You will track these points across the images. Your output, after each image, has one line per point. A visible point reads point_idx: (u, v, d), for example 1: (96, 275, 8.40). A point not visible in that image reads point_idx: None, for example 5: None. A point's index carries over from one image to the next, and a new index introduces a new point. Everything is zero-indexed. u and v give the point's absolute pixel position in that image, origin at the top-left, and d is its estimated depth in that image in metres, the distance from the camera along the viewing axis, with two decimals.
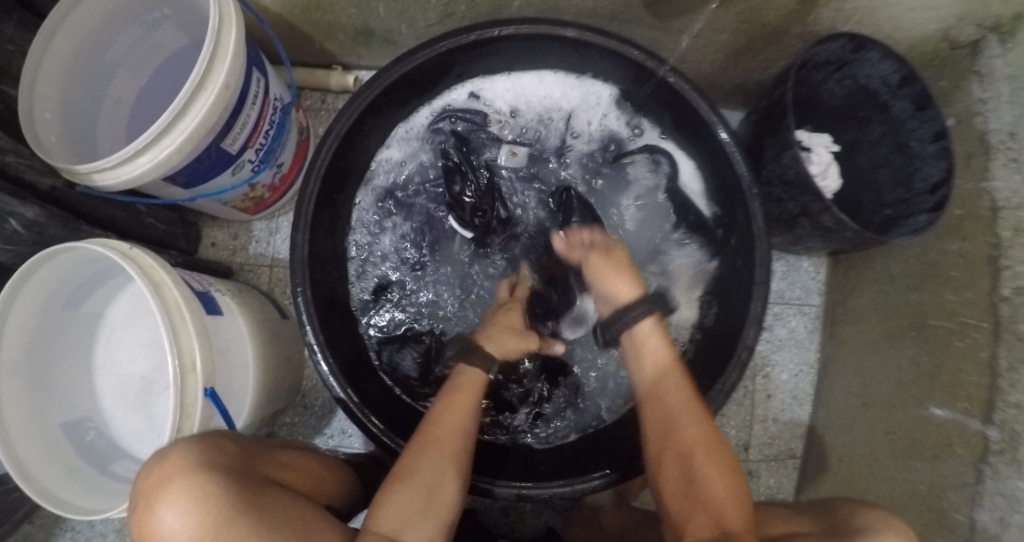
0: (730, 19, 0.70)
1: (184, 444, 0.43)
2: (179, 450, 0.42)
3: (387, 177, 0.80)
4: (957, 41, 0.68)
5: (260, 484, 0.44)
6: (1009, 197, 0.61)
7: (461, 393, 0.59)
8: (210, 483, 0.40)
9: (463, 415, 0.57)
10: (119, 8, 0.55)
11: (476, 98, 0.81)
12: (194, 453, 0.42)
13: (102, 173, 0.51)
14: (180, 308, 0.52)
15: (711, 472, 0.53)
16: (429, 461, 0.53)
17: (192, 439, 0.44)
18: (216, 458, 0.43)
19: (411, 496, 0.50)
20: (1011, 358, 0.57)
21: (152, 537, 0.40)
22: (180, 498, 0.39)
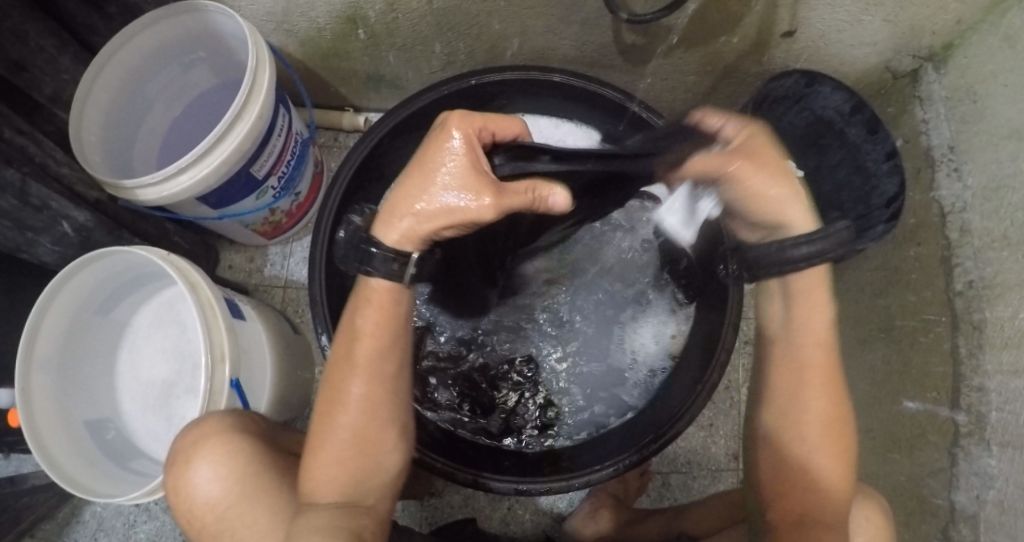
0: (696, 63, 0.79)
1: (219, 412, 0.53)
2: (215, 416, 0.52)
3: None
4: (900, 71, 0.77)
5: (277, 447, 0.54)
6: (954, 203, 0.67)
7: (361, 342, 0.50)
8: (236, 443, 0.50)
9: (367, 368, 0.50)
10: (162, 50, 0.65)
11: None
12: (225, 420, 0.51)
13: (146, 188, 0.58)
14: (212, 306, 0.56)
15: (831, 458, 0.54)
16: (342, 428, 0.49)
17: (228, 409, 0.54)
18: (245, 425, 0.52)
19: (338, 466, 0.49)
20: (970, 345, 0.61)
21: (190, 484, 0.50)
22: (211, 452, 0.49)
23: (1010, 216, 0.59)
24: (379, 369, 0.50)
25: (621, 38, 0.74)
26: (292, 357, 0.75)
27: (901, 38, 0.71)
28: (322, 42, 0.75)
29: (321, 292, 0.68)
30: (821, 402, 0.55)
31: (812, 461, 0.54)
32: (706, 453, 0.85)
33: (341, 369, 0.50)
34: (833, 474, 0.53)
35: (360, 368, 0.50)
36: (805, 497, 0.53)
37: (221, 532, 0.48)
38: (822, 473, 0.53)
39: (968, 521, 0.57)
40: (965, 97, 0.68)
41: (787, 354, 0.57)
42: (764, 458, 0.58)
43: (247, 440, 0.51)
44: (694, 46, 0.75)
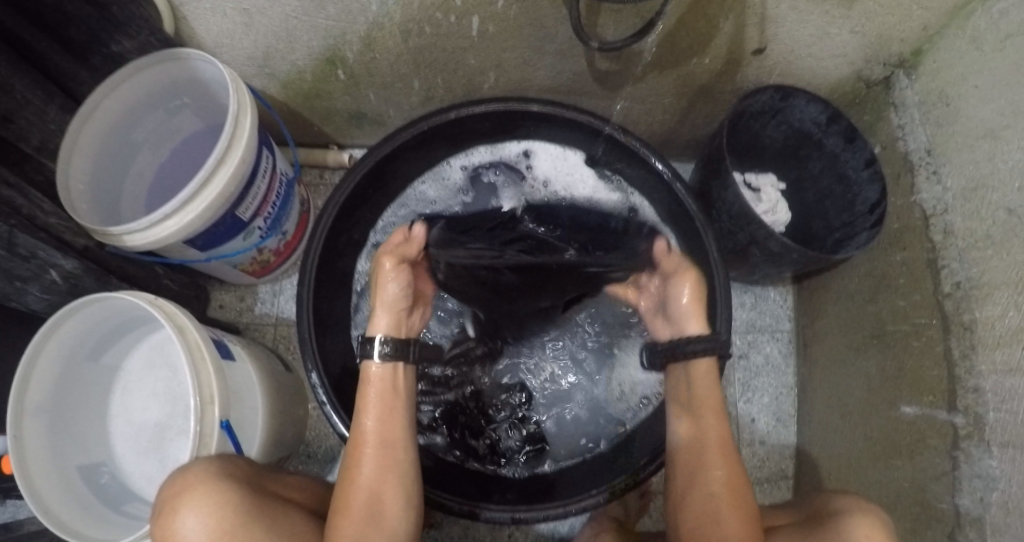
0: (670, 84, 0.81)
1: (206, 459, 0.50)
2: (199, 463, 0.50)
3: (417, 205, 0.89)
4: (872, 80, 0.78)
5: (269, 497, 0.51)
6: (935, 205, 0.67)
7: (379, 401, 0.58)
8: (225, 488, 0.48)
9: (389, 427, 0.58)
10: (147, 98, 0.67)
11: (528, 155, 0.90)
12: (211, 466, 0.49)
13: (132, 234, 0.59)
14: (201, 350, 0.56)
15: (729, 513, 0.58)
16: (364, 482, 0.55)
17: (211, 456, 0.51)
18: (229, 469, 0.50)
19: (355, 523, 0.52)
20: (962, 346, 0.61)
21: (172, 536, 0.47)
22: (198, 503, 0.47)
23: (990, 215, 0.59)
24: (388, 433, 0.57)
25: (595, 65, 0.76)
26: (283, 393, 0.75)
27: (869, 49, 0.72)
28: (304, 83, 0.77)
29: (308, 326, 0.68)
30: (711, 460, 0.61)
31: (716, 507, 0.59)
32: None
33: (356, 445, 0.57)
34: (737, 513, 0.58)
35: (373, 437, 0.57)
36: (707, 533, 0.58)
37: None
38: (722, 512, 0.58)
39: (975, 525, 0.56)
40: (938, 100, 0.69)
41: (693, 410, 0.65)
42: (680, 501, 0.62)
43: (235, 489, 0.48)
44: (667, 68, 0.76)
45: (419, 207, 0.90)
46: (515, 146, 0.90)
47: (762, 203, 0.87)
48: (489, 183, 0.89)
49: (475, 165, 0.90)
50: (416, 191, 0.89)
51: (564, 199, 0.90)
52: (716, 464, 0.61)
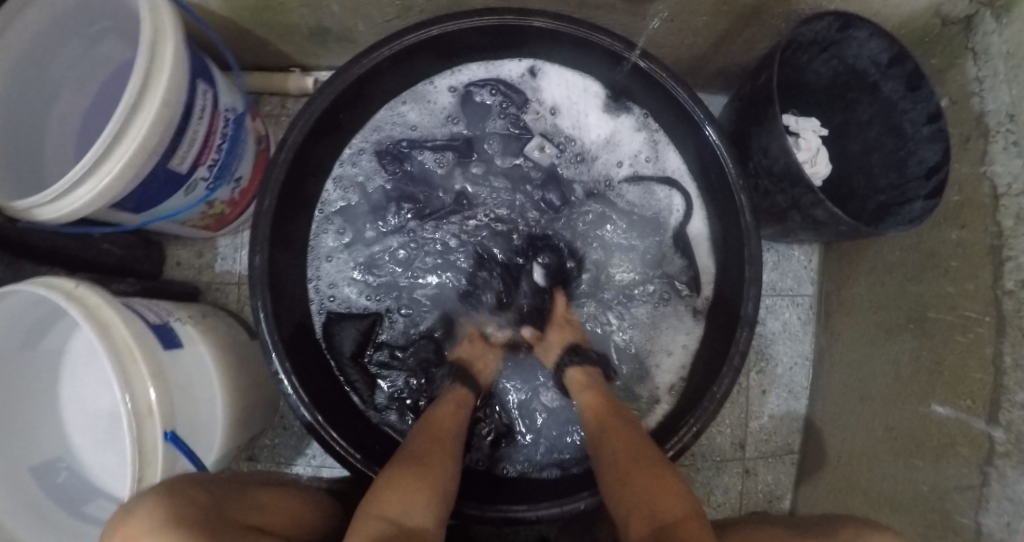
0: (706, 2, 0.64)
1: (148, 500, 0.39)
2: (144, 505, 0.39)
3: (395, 131, 0.75)
4: (951, 17, 0.62)
5: (235, 536, 0.40)
6: (1010, 182, 0.56)
7: (454, 402, 0.61)
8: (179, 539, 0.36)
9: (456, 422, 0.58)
10: (56, 24, 0.54)
11: (533, 76, 0.76)
12: (156, 511, 0.38)
13: (40, 208, 0.48)
14: (130, 348, 0.47)
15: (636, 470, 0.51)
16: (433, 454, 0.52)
17: (156, 488, 0.41)
18: (180, 514, 0.39)
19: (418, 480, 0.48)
20: (1016, 355, 0.53)
21: None
22: None
23: None
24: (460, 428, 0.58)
25: None
26: (252, 369, 0.67)
27: None
28: None
29: (268, 300, 0.58)
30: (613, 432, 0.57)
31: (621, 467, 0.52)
32: (711, 443, 0.81)
33: (425, 427, 0.56)
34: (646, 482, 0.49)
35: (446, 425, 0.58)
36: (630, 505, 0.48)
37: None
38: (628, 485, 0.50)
39: None
40: None
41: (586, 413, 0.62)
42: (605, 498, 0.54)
43: (192, 536, 0.37)
44: None
45: (396, 133, 0.76)
46: (519, 64, 0.75)
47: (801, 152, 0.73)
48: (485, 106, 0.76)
49: (465, 85, 0.75)
50: (395, 113, 0.75)
51: (571, 135, 0.77)
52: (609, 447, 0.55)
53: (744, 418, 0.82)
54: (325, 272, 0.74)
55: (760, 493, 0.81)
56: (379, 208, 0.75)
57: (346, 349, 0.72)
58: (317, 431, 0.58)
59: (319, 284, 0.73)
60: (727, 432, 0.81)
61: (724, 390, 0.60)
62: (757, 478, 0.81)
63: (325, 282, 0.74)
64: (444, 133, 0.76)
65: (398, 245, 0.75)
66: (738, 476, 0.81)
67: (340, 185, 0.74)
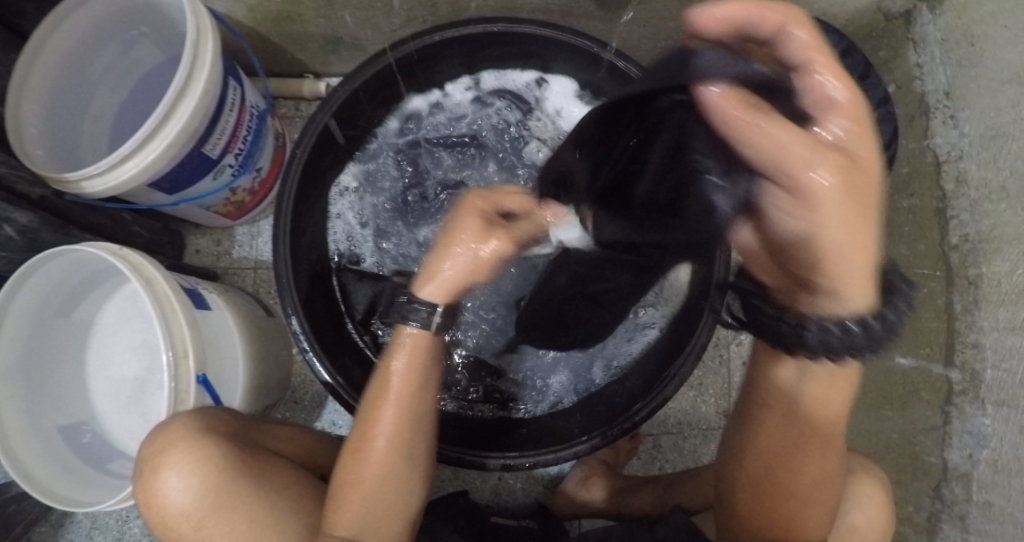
0: (674, 8, 0.73)
1: (185, 413, 0.48)
2: (180, 419, 0.47)
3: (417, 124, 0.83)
4: (891, 12, 0.71)
5: (255, 450, 0.49)
6: (949, 151, 0.63)
7: (410, 365, 0.48)
8: (207, 447, 0.45)
9: (413, 400, 0.49)
10: (99, 27, 0.61)
11: (541, 86, 0.82)
12: (192, 422, 0.46)
13: (90, 180, 0.54)
14: (170, 301, 0.52)
15: (817, 506, 0.52)
16: (389, 443, 0.49)
17: (193, 410, 0.48)
18: (214, 425, 0.47)
19: (373, 491, 0.48)
20: (965, 301, 0.59)
21: (156, 497, 0.45)
22: (179, 464, 0.45)
23: (1006, 167, 0.55)
24: (412, 411, 0.48)
25: None
26: (267, 341, 0.72)
27: None
28: (272, 6, 0.69)
29: (288, 268, 0.63)
30: (818, 463, 0.52)
31: (803, 505, 0.53)
32: (694, 412, 0.85)
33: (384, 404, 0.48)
34: (823, 492, 0.52)
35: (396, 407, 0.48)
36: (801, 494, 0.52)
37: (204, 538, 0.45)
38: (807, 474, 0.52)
39: (962, 479, 0.57)
40: (963, 39, 0.62)
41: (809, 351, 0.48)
42: (769, 427, 0.53)
43: (217, 446, 0.45)
44: None
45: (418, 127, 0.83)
46: (530, 74, 0.82)
47: None
48: (496, 114, 0.83)
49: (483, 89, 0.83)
50: (418, 109, 0.82)
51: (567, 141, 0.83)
52: (826, 449, 0.52)
53: (726, 388, 0.85)
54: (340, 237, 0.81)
55: None
56: (399, 187, 0.83)
57: (359, 305, 0.79)
58: (335, 391, 0.62)
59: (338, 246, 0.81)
60: (711, 402, 0.84)
61: (701, 346, 0.64)
62: None
63: (342, 245, 0.81)
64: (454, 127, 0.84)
65: (402, 227, 0.82)
66: None
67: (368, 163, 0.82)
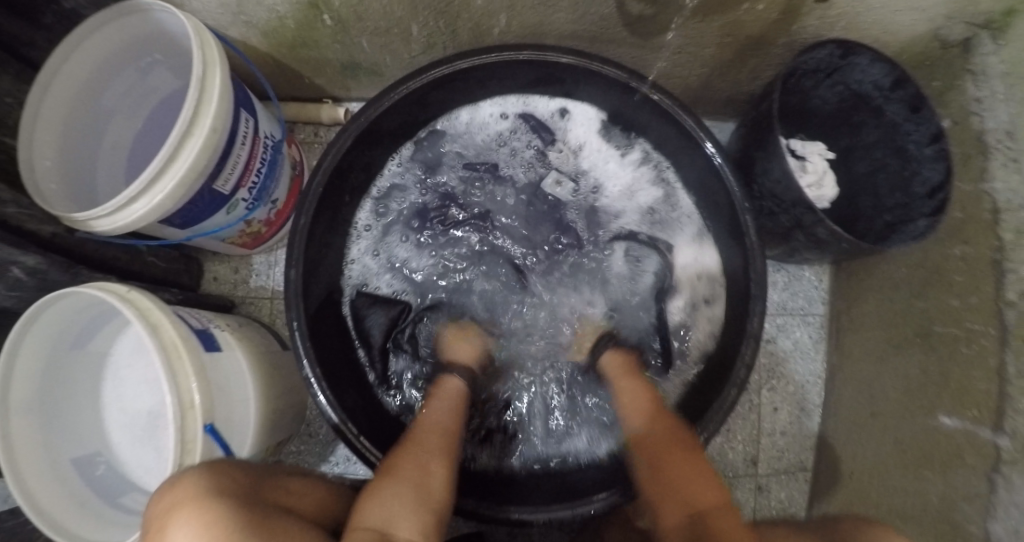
0: (710, 35, 0.68)
1: (196, 470, 0.45)
2: (191, 475, 0.45)
3: (436, 149, 0.80)
4: (949, 40, 0.65)
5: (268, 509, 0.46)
6: (1009, 199, 0.58)
7: (438, 400, 0.64)
8: (217, 508, 0.42)
9: (440, 416, 0.62)
10: (112, 57, 0.59)
11: (564, 116, 0.80)
12: (200, 481, 0.44)
13: (99, 220, 0.53)
14: (178, 346, 0.52)
15: (682, 466, 0.56)
16: (421, 450, 0.56)
17: (203, 465, 0.46)
18: (222, 483, 0.45)
19: (403, 486, 0.52)
20: (1020, 364, 0.54)
21: None
22: (187, 522, 0.41)
23: None
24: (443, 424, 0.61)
25: (625, 8, 0.65)
26: (282, 379, 0.70)
27: (954, 4, 0.59)
28: (287, 31, 0.67)
29: (298, 309, 0.61)
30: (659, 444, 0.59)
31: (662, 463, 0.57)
32: (722, 459, 0.82)
33: (415, 434, 0.59)
34: (688, 468, 0.56)
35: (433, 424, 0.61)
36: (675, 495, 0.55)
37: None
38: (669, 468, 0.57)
39: None
40: None
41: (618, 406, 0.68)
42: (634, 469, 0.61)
43: (227, 507, 0.42)
44: (713, 13, 0.64)
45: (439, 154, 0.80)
46: (551, 103, 0.79)
47: (807, 174, 0.76)
48: (517, 144, 0.80)
49: (506, 116, 0.80)
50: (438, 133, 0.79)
51: (589, 176, 0.81)
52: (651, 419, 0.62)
53: (755, 434, 0.82)
54: (352, 267, 0.78)
55: (774, 509, 0.82)
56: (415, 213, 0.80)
57: (373, 334, 0.75)
58: (342, 432, 0.60)
59: (352, 277, 0.78)
60: (739, 448, 0.82)
61: (727, 406, 0.61)
62: (770, 495, 0.82)
63: (353, 275, 0.78)
64: (475, 153, 0.80)
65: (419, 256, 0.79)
66: (752, 492, 0.81)
67: (382, 190, 0.79)
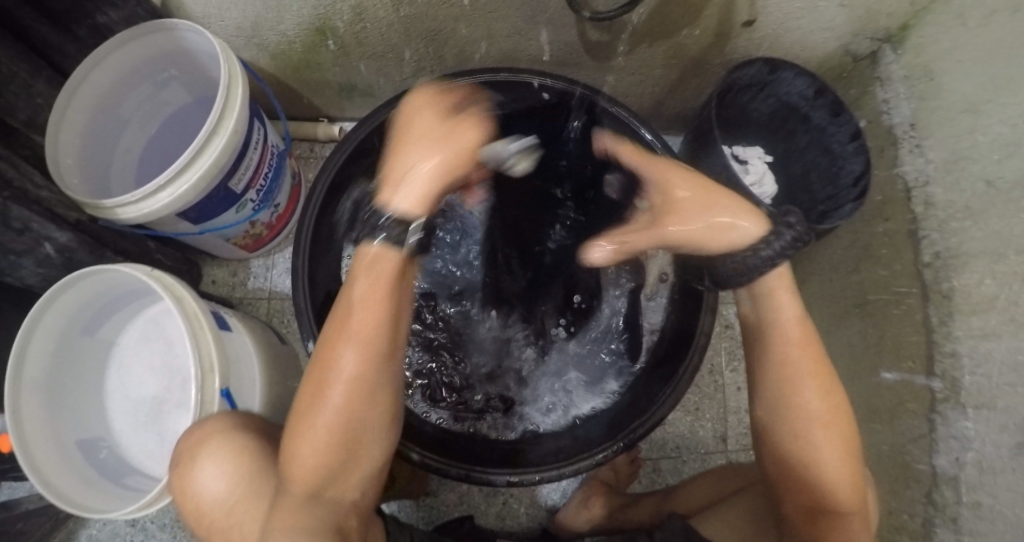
0: (660, 57, 0.80)
1: (218, 413, 0.56)
2: (214, 418, 0.55)
3: None
4: (859, 54, 0.78)
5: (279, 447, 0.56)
6: (917, 177, 0.69)
7: (373, 292, 0.49)
8: (238, 440, 0.53)
9: (373, 336, 0.49)
10: (134, 69, 0.66)
11: None
12: (228, 418, 0.55)
13: (125, 207, 0.58)
14: (198, 319, 0.57)
15: (836, 450, 0.54)
16: (336, 389, 0.48)
17: (227, 410, 0.57)
18: (245, 422, 0.55)
19: (313, 448, 0.48)
20: (941, 313, 0.63)
21: (192, 481, 0.53)
22: (215, 454, 0.52)
23: (971, 188, 0.61)
24: (374, 346, 0.49)
25: (586, 35, 0.75)
26: (280, 367, 0.74)
27: (857, 23, 0.72)
28: (293, 54, 0.75)
29: (305, 298, 0.68)
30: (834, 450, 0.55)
31: (828, 457, 0.54)
32: (694, 438, 0.87)
33: (337, 341, 0.49)
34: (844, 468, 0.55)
35: (353, 358, 0.49)
36: (809, 480, 0.55)
37: (230, 526, 0.51)
38: (825, 448, 0.55)
39: (951, 483, 0.59)
40: (923, 75, 0.70)
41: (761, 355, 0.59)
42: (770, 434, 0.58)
43: (248, 439, 0.53)
44: (657, 39, 0.75)
45: None
46: None
47: (750, 175, 0.88)
48: None
49: None
50: None
51: None
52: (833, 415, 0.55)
53: (722, 412, 0.87)
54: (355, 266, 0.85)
55: None
56: None
57: None
58: None
59: None
60: (709, 426, 0.87)
61: (694, 367, 0.69)
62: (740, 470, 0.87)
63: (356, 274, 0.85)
64: None
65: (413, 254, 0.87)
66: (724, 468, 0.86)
67: None
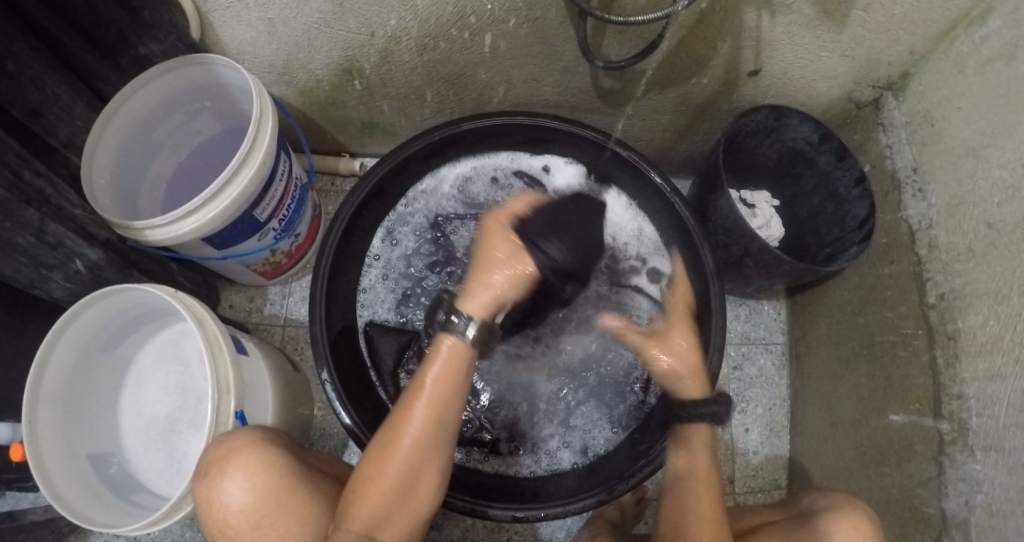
0: (670, 104, 0.83)
1: (246, 429, 0.57)
2: (242, 433, 0.56)
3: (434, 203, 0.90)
4: (862, 101, 0.81)
5: (301, 467, 0.57)
6: (920, 221, 0.70)
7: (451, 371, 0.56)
8: (266, 456, 0.54)
9: (446, 410, 0.55)
10: (170, 101, 0.70)
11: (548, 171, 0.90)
12: (254, 433, 0.56)
13: (153, 230, 0.61)
14: (218, 341, 0.58)
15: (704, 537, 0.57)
16: (403, 451, 0.54)
17: (255, 426, 0.58)
18: (269, 439, 0.57)
19: (381, 500, 0.53)
20: (947, 355, 0.63)
21: (213, 496, 0.53)
22: (240, 473, 0.53)
23: (971, 230, 0.62)
24: (445, 418, 0.55)
25: (599, 83, 0.78)
26: (291, 394, 0.76)
27: (858, 71, 0.75)
28: (321, 92, 0.80)
29: (322, 326, 0.70)
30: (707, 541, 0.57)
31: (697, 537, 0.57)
32: None
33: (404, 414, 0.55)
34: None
35: (426, 425, 0.54)
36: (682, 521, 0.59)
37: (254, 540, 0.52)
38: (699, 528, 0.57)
39: (960, 528, 0.58)
40: (923, 121, 0.72)
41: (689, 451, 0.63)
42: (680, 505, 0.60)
43: (273, 456, 0.55)
44: (667, 87, 0.79)
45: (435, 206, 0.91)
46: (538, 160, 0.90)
47: (757, 219, 0.88)
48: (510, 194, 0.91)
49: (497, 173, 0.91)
50: (432, 189, 0.90)
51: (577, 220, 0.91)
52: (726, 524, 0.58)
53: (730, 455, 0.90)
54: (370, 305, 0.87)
55: None
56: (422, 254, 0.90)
57: (386, 359, 0.83)
58: (356, 433, 0.68)
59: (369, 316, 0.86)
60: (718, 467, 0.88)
61: None
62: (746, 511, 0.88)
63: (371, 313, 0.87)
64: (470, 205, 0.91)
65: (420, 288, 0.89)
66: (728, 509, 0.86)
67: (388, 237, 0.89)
